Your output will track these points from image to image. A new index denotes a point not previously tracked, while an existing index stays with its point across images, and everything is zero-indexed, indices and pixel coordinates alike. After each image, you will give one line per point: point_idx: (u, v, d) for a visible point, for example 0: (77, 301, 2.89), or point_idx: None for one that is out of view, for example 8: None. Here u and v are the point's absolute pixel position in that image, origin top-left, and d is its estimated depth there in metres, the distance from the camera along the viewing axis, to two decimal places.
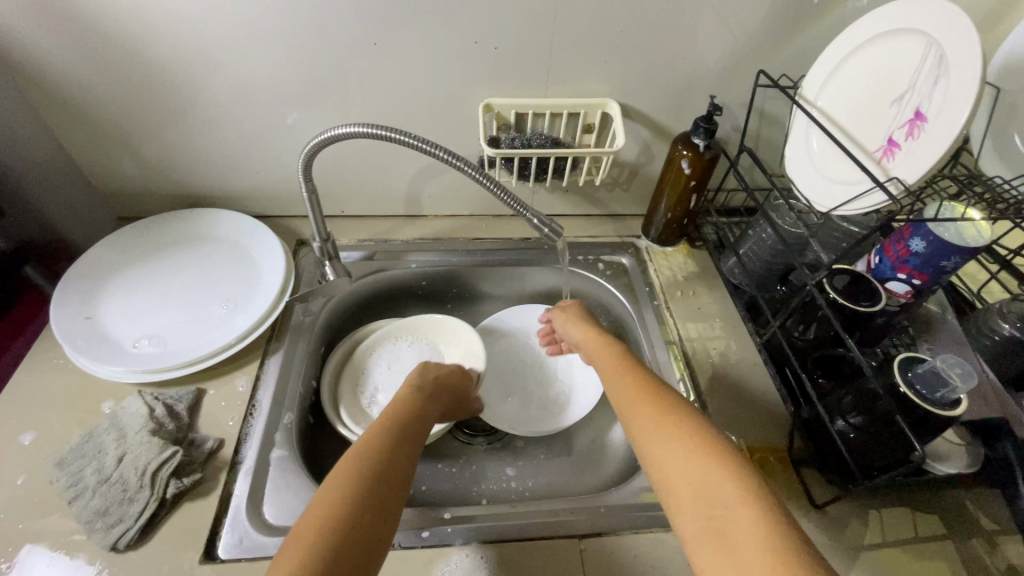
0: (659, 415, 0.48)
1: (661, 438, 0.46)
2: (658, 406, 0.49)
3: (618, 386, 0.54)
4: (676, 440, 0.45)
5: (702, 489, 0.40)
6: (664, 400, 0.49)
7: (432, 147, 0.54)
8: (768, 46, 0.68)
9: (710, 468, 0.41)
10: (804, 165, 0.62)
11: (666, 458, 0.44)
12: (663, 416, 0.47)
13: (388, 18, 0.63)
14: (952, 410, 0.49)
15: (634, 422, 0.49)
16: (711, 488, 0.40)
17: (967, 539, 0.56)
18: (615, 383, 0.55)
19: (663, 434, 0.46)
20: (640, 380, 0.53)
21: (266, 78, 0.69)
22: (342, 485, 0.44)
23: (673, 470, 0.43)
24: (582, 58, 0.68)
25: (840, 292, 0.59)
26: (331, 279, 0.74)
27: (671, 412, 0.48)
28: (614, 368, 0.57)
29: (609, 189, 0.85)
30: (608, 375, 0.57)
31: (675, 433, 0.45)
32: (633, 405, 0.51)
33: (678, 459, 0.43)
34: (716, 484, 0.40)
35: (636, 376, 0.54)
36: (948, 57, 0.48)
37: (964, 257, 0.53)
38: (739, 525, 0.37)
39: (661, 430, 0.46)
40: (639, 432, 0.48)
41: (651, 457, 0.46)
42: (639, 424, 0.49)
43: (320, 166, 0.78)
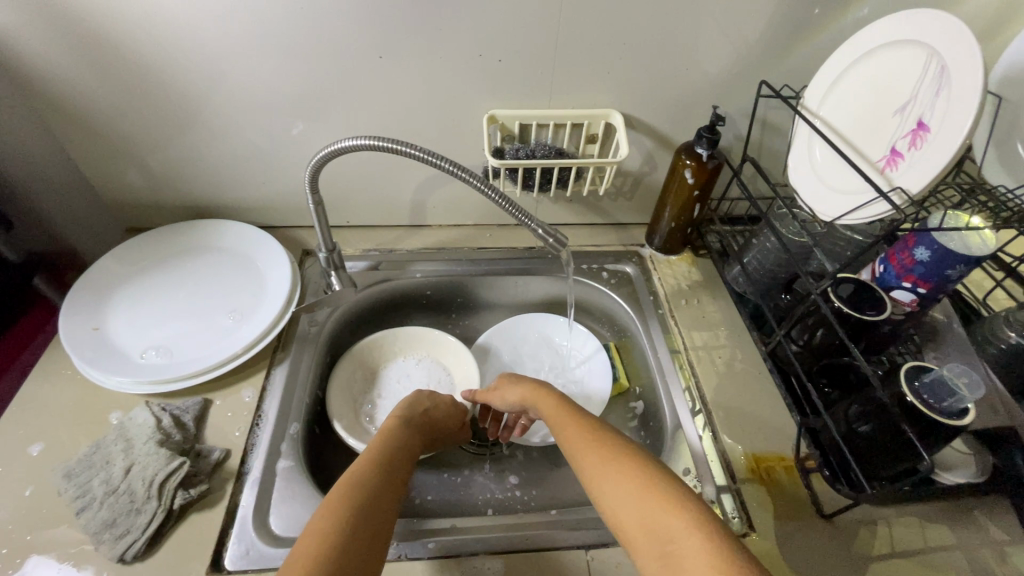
0: (605, 457, 0.48)
1: (612, 479, 0.46)
2: (602, 451, 0.49)
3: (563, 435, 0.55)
4: (626, 480, 0.45)
5: (655, 527, 0.40)
6: (608, 443, 0.50)
7: (437, 159, 0.55)
8: (770, 57, 0.69)
9: (659, 505, 0.41)
10: (808, 174, 0.62)
11: (618, 502, 0.44)
12: (609, 458, 0.48)
13: (394, 32, 0.64)
14: (959, 419, 0.49)
15: (584, 467, 0.49)
16: (663, 524, 0.40)
17: (977, 550, 0.56)
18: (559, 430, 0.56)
19: (612, 475, 0.46)
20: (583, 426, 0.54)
21: (273, 91, 0.69)
22: (325, 521, 0.43)
23: (624, 513, 0.43)
24: (585, 69, 0.69)
25: (845, 301, 0.59)
26: (336, 289, 0.75)
27: (616, 454, 0.48)
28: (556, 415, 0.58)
29: (612, 198, 0.86)
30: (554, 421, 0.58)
31: (624, 474, 0.45)
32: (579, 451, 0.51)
33: (629, 498, 0.43)
34: (666, 520, 0.40)
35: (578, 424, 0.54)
36: (950, 67, 0.48)
37: (968, 266, 0.53)
38: (688, 558, 0.37)
39: (609, 472, 0.46)
40: (588, 476, 0.48)
41: (605, 499, 0.45)
42: (588, 468, 0.49)
43: (326, 177, 0.79)
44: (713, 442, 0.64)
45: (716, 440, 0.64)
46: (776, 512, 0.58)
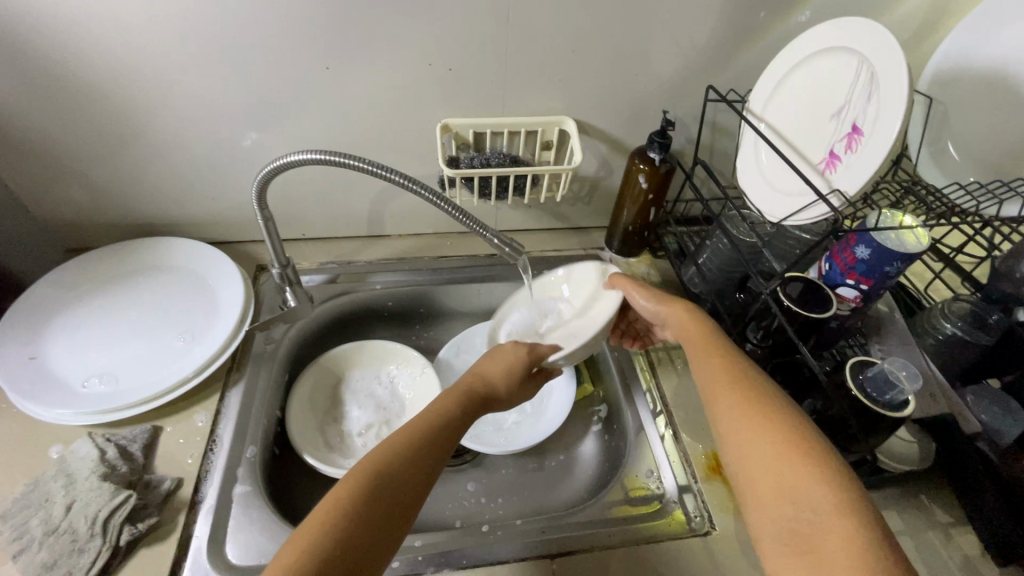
0: (752, 413, 0.47)
1: (754, 438, 0.45)
2: (740, 400, 0.48)
3: (701, 369, 0.53)
4: (768, 445, 0.44)
5: (795, 498, 0.41)
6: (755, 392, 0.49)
7: (386, 171, 0.54)
8: (716, 62, 0.70)
9: (800, 474, 0.41)
10: (755, 176, 0.64)
11: (756, 460, 0.44)
12: (756, 412, 0.46)
13: (341, 41, 0.63)
14: (899, 411, 0.51)
15: (721, 418, 0.49)
16: (810, 499, 0.40)
17: (922, 532, 0.59)
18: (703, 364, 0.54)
19: (753, 434, 0.45)
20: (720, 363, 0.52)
21: (216, 104, 0.67)
22: (353, 493, 0.44)
23: (758, 476, 0.43)
24: (537, 76, 0.69)
25: (794, 301, 0.61)
26: (291, 304, 0.73)
27: (772, 406, 0.47)
28: (706, 349, 0.55)
29: (571, 202, 0.86)
30: (694, 355, 0.55)
31: (770, 436, 0.44)
32: (721, 394, 0.50)
33: (768, 464, 0.43)
34: (809, 491, 0.40)
35: (724, 361, 0.52)
36: (878, 74, 0.50)
37: (905, 261, 0.56)
38: (830, 540, 0.37)
39: (752, 430, 0.45)
40: (727, 430, 0.48)
41: (740, 457, 0.45)
42: (726, 422, 0.48)
43: (277, 190, 0.77)
44: (674, 443, 0.66)
45: (677, 441, 0.66)
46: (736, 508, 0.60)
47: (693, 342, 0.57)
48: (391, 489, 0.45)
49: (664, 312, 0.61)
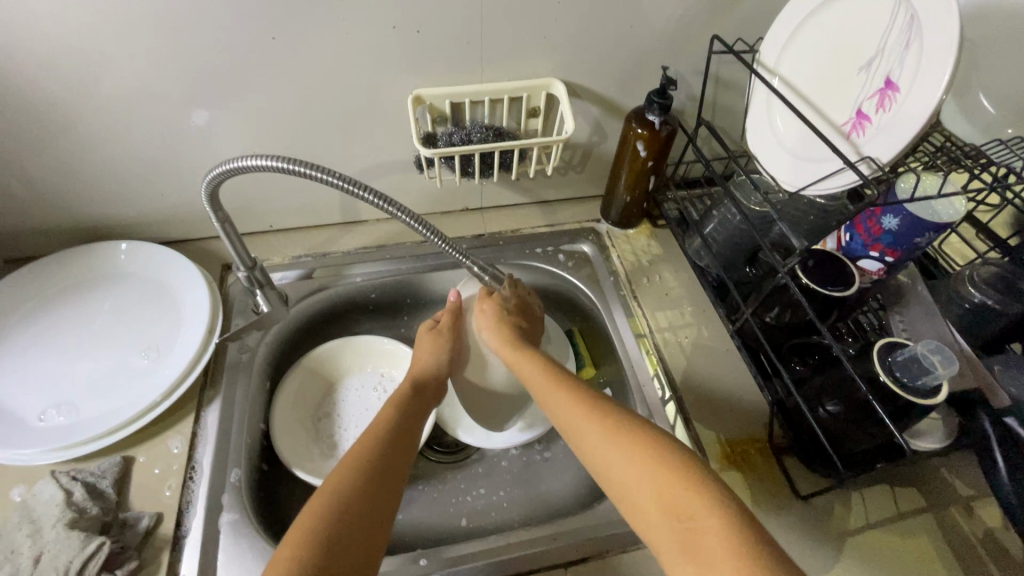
0: (607, 427, 0.45)
1: (615, 453, 0.43)
2: (599, 422, 0.46)
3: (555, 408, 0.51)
4: (631, 458, 0.42)
5: (673, 505, 0.38)
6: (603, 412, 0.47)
7: (358, 189, 0.49)
8: (721, 8, 0.62)
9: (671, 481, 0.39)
10: (768, 140, 0.57)
11: (621, 475, 0.42)
12: (614, 431, 0.45)
13: (288, 7, 0.53)
14: (932, 398, 0.47)
15: (583, 443, 0.47)
16: (683, 503, 0.38)
17: (945, 510, 0.57)
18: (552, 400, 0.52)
19: (614, 447, 0.44)
20: (572, 398, 0.51)
21: (150, 87, 0.58)
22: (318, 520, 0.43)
23: (631, 492, 0.41)
24: (519, 35, 0.60)
25: (811, 276, 0.55)
26: (263, 310, 0.66)
27: (622, 425, 0.45)
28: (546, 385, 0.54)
29: (562, 172, 0.79)
30: (541, 392, 0.54)
31: (633, 449, 0.43)
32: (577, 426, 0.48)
33: (638, 476, 0.41)
34: (686, 500, 0.38)
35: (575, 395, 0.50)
36: (920, 17, 0.43)
37: (937, 232, 0.51)
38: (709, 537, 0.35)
39: (614, 449, 0.44)
40: (589, 447, 0.46)
41: (610, 475, 0.43)
42: (585, 440, 0.46)
43: (233, 181, 0.68)
44: (685, 431, 0.62)
45: (688, 429, 0.62)
46: (753, 498, 0.57)
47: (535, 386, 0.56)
48: (367, 507, 0.45)
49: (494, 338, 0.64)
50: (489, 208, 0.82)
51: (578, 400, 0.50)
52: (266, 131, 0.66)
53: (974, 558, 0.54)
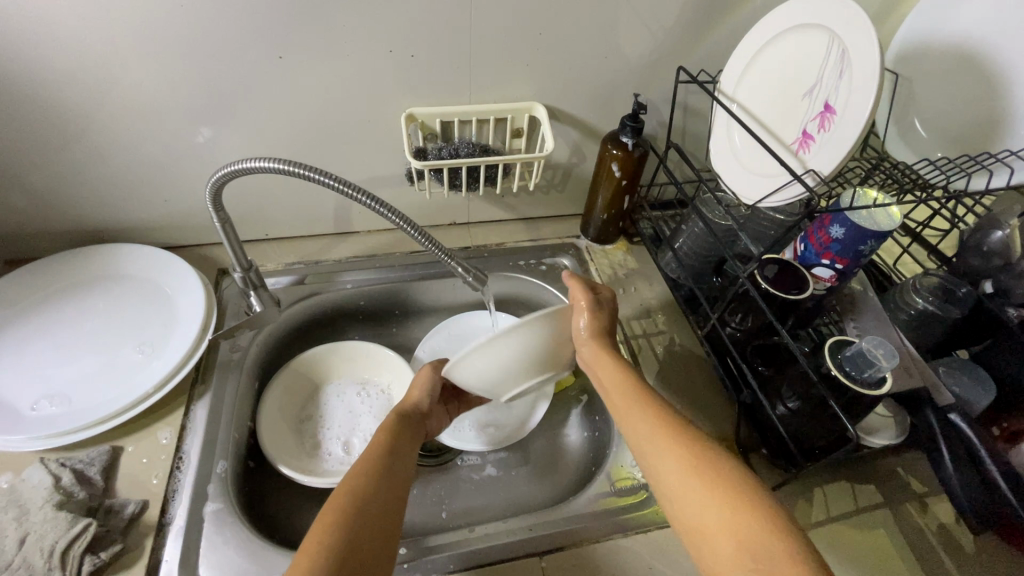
0: (685, 457, 0.45)
1: (694, 485, 0.43)
2: (677, 451, 0.45)
3: (633, 425, 0.50)
4: (706, 493, 0.42)
5: (747, 542, 0.38)
6: (679, 434, 0.47)
7: (353, 191, 0.52)
8: (686, 43, 0.69)
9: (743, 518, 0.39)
10: (728, 158, 0.63)
11: (694, 506, 0.42)
12: (691, 461, 0.44)
13: (293, 30, 0.59)
14: (877, 389, 0.51)
15: (657, 468, 0.46)
16: (760, 543, 0.37)
17: (900, 505, 0.60)
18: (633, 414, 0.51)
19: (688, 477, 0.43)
20: (651, 412, 0.50)
21: (163, 99, 0.63)
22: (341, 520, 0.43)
23: (700, 522, 0.41)
24: (504, 63, 0.67)
25: (770, 283, 0.60)
26: (258, 310, 0.69)
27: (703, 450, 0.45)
28: (620, 396, 0.53)
29: (544, 191, 0.84)
30: (619, 406, 0.53)
31: (710, 481, 0.42)
32: (651, 447, 0.47)
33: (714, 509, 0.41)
34: (762, 544, 0.37)
35: (656, 412, 0.49)
36: (849, 51, 0.49)
37: (878, 239, 0.56)
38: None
39: (689, 483, 0.43)
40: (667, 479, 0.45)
41: (684, 503, 0.43)
42: (662, 471, 0.45)
43: (233, 191, 0.73)
44: None
45: None
46: None
47: (610, 389, 0.54)
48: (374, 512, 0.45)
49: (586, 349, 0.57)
50: (475, 223, 0.87)
51: (655, 417, 0.49)
52: (267, 143, 0.70)
53: (931, 551, 0.57)
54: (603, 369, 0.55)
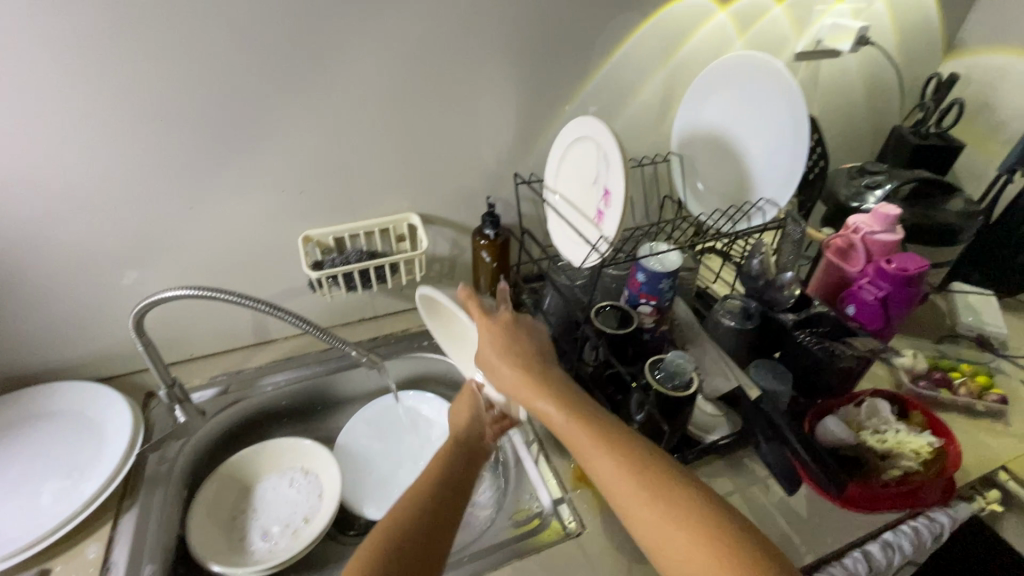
0: (639, 488, 0.48)
1: (648, 514, 0.47)
2: (630, 482, 0.49)
3: (581, 446, 0.53)
4: (666, 525, 0.45)
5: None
6: (629, 461, 0.50)
7: (252, 302, 0.66)
8: (518, 155, 0.91)
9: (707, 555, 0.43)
10: (561, 236, 0.82)
11: (653, 537, 0.46)
12: (648, 496, 0.47)
13: (201, 185, 0.75)
14: (683, 390, 0.66)
15: (613, 495, 0.50)
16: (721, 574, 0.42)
17: (749, 488, 0.72)
18: (579, 437, 0.54)
19: (649, 509, 0.47)
20: (596, 437, 0.53)
21: (91, 252, 0.75)
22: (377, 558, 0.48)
23: (663, 550, 0.45)
24: (377, 187, 0.85)
25: (605, 324, 0.76)
26: (182, 421, 0.79)
27: (656, 481, 0.48)
28: (560, 422, 0.56)
29: (437, 280, 1.00)
30: (558, 427, 0.56)
31: (664, 513, 0.46)
32: (606, 477, 0.51)
33: (672, 541, 0.45)
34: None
35: (596, 433, 0.53)
36: (608, 152, 0.70)
37: (670, 277, 0.74)
38: None
39: (651, 515, 0.46)
40: (625, 508, 0.48)
41: (643, 533, 0.47)
42: (624, 502, 0.49)
43: (158, 320, 0.84)
44: (547, 464, 0.76)
45: (548, 462, 0.76)
46: (599, 507, 0.70)
47: (548, 412, 0.58)
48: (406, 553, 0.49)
49: (498, 362, 0.64)
50: (382, 315, 1.00)
51: (601, 443, 0.52)
52: (186, 276, 0.83)
53: (773, 521, 0.69)
54: (575, 434, 0.54)
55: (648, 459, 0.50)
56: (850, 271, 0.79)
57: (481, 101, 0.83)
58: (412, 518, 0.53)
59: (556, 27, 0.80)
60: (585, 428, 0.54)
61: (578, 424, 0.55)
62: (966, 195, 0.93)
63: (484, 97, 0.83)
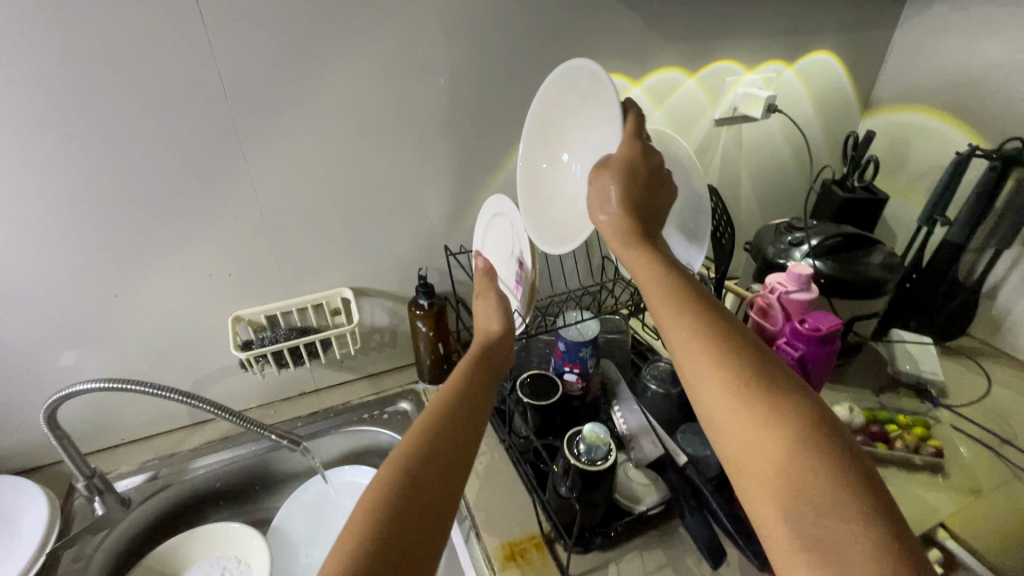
0: (733, 390, 0.42)
1: (743, 424, 0.40)
2: (727, 383, 0.42)
3: (682, 347, 0.46)
4: (760, 431, 0.40)
5: (791, 488, 0.37)
6: (727, 362, 0.44)
7: (167, 391, 0.66)
8: (449, 227, 0.94)
9: (800, 462, 0.37)
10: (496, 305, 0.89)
11: (745, 448, 0.40)
12: (743, 404, 0.41)
13: (126, 274, 0.77)
14: (597, 465, 0.66)
15: (709, 398, 0.43)
16: (813, 494, 0.36)
17: (683, 560, 0.70)
18: (682, 335, 0.47)
19: (742, 418, 0.41)
20: (701, 336, 0.46)
21: (15, 344, 0.75)
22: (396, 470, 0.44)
23: (752, 465, 0.39)
24: (309, 264, 0.87)
25: (528, 394, 0.76)
26: (100, 513, 0.77)
27: (764, 386, 0.42)
28: (671, 311, 0.48)
29: (378, 349, 1.00)
30: (667, 321, 0.49)
31: (753, 416, 0.40)
32: (702, 378, 0.44)
33: (767, 449, 0.39)
34: (829, 509, 0.35)
35: (701, 328, 0.46)
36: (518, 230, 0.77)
37: (587, 345, 0.78)
38: (836, 535, 0.34)
39: (736, 415, 0.41)
40: (716, 409, 0.43)
41: (730, 443, 0.41)
42: (722, 409, 0.42)
43: (84, 406, 0.82)
44: (478, 544, 0.73)
45: (479, 542, 0.73)
46: None
47: (659, 307, 0.50)
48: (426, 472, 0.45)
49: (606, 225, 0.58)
50: (324, 388, 1.00)
51: (706, 343, 0.45)
52: (114, 361, 0.83)
53: None
54: (658, 301, 0.50)
55: (764, 363, 0.44)
56: (771, 330, 0.80)
57: (410, 177, 0.87)
58: (437, 432, 0.49)
59: (474, 109, 0.85)
60: (689, 320, 0.47)
61: (681, 315, 0.48)
62: (886, 249, 0.96)
63: (411, 175, 0.86)
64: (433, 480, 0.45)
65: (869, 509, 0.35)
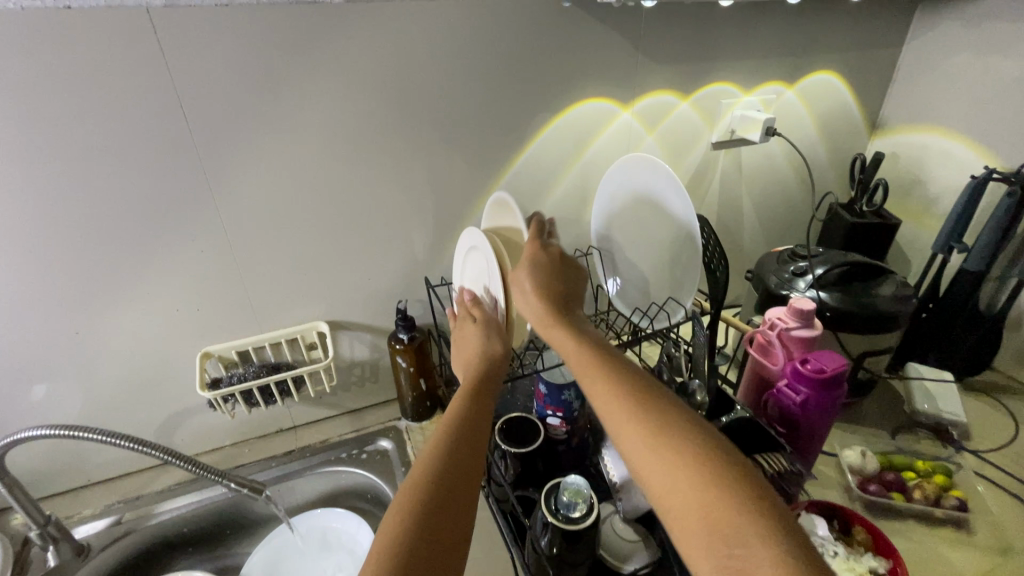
0: (648, 432, 0.45)
1: (662, 464, 0.43)
2: (642, 426, 0.46)
3: (601, 402, 0.50)
4: (677, 467, 0.42)
5: (711, 515, 0.39)
6: (643, 407, 0.47)
7: (118, 440, 0.63)
8: (431, 258, 0.90)
9: (713, 492, 0.40)
10: None
11: (665, 486, 0.42)
12: (659, 441, 0.44)
13: (88, 312, 0.74)
14: (576, 522, 0.60)
15: (629, 444, 0.46)
16: (726, 518, 0.38)
17: None
18: (600, 391, 0.51)
19: (660, 457, 0.43)
20: (616, 391, 0.50)
21: None
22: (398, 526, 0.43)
23: (677, 502, 0.41)
24: (283, 298, 0.84)
25: (507, 440, 0.71)
26: (52, 564, 0.74)
27: (673, 427, 0.45)
28: (587, 372, 0.53)
29: (359, 384, 0.96)
30: (586, 378, 0.53)
31: (669, 455, 0.43)
32: (620, 428, 0.47)
33: (684, 483, 0.41)
34: (739, 529, 0.37)
35: (614, 383, 0.50)
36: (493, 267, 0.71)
37: (570, 386, 0.74)
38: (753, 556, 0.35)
39: (654, 457, 0.43)
40: (633, 455, 0.45)
41: (652, 483, 0.43)
42: (641, 451, 0.45)
43: (44, 449, 0.78)
44: None
45: None
46: None
47: (579, 366, 0.55)
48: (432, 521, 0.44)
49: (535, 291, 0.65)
50: (302, 425, 0.96)
51: (621, 396, 0.49)
52: (78, 401, 0.79)
53: None
54: (578, 364, 0.55)
55: (668, 408, 0.47)
56: (773, 368, 0.75)
57: (389, 207, 0.83)
58: (438, 477, 0.48)
59: (455, 137, 0.82)
60: (604, 378, 0.51)
61: (597, 374, 0.52)
62: (900, 279, 0.89)
63: (388, 205, 0.83)
64: (435, 529, 0.44)
65: (776, 526, 0.37)
